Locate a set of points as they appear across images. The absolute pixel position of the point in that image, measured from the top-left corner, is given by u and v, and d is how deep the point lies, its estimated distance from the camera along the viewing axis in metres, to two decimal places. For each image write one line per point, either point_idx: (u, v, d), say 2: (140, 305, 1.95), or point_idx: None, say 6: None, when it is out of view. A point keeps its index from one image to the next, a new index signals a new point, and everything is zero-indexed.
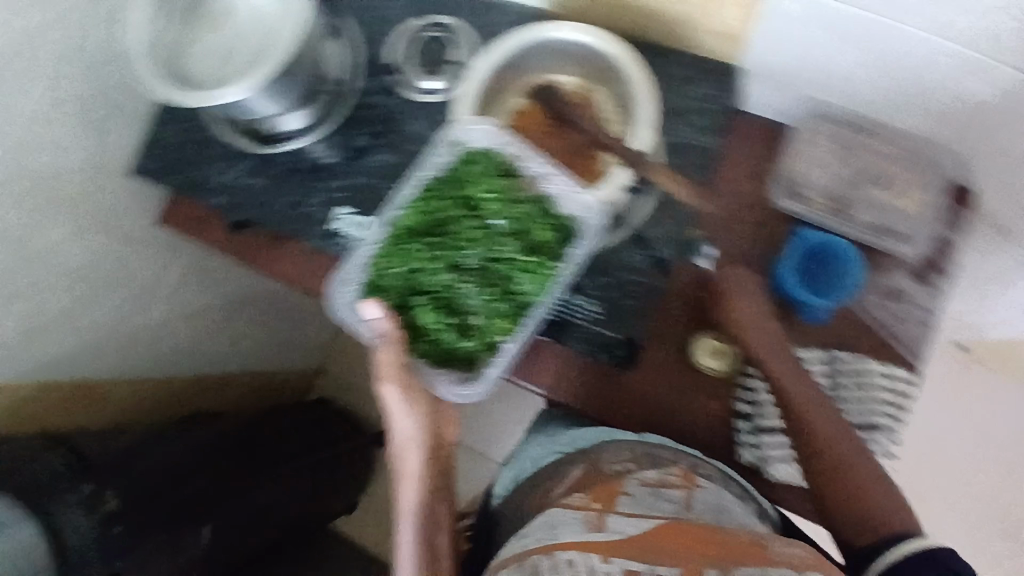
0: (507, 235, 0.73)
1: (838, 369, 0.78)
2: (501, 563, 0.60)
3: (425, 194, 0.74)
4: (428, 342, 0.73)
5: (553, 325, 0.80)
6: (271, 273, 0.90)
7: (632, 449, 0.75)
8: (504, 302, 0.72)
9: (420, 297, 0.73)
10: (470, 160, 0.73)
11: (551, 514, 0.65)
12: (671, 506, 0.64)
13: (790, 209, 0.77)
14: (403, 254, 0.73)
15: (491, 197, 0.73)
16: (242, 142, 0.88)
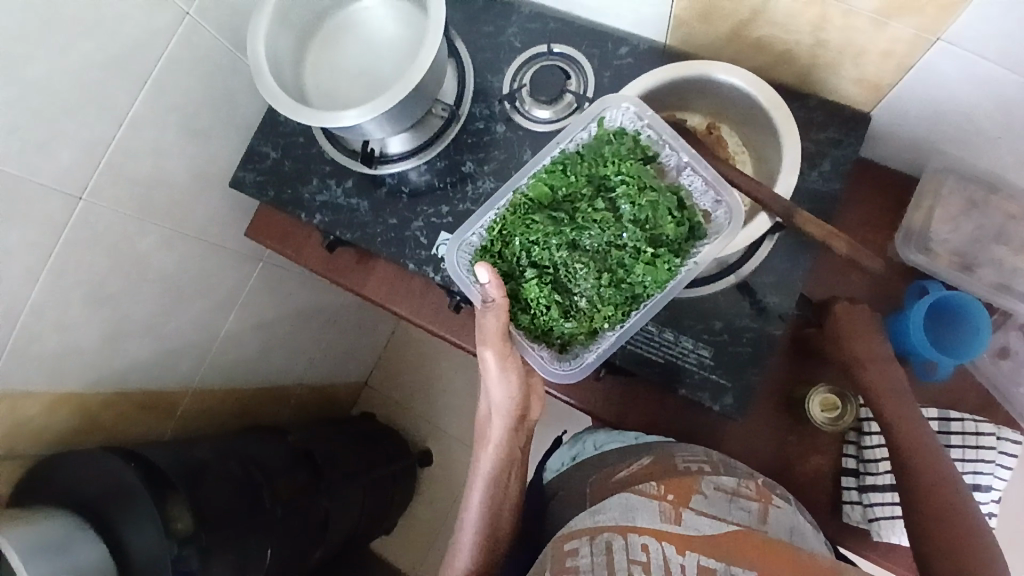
0: (634, 221, 0.70)
1: (953, 428, 0.75)
2: (574, 532, 0.64)
3: (560, 166, 0.72)
4: (530, 315, 0.71)
5: (660, 368, 0.78)
6: (366, 290, 0.93)
7: (706, 453, 0.75)
8: (614, 290, 0.70)
9: (531, 268, 0.71)
10: (612, 140, 0.72)
11: (624, 494, 0.67)
12: (746, 515, 0.65)
13: (914, 262, 0.76)
14: (525, 224, 0.71)
15: (626, 179, 0.70)
16: (343, 158, 0.88)
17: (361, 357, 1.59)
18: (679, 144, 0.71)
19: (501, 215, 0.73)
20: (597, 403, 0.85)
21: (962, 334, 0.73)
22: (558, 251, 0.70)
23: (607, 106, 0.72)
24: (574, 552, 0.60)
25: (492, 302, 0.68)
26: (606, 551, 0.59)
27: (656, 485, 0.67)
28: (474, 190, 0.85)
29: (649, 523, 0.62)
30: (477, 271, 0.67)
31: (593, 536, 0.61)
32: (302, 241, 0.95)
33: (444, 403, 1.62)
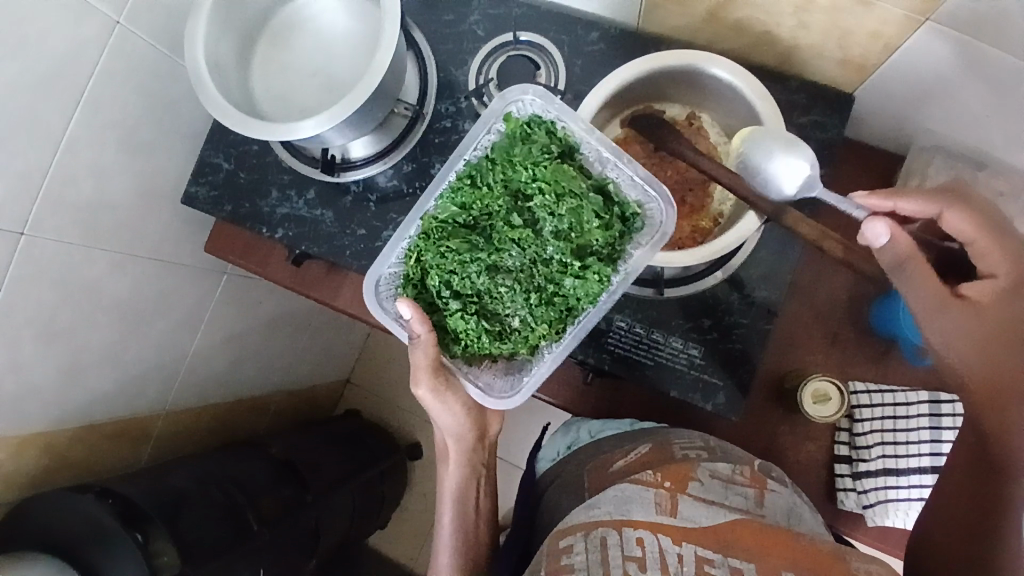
0: (557, 231, 0.64)
1: (944, 411, 0.74)
2: (570, 526, 0.59)
3: (467, 180, 0.66)
4: (462, 348, 0.68)
5: (651, 371, 0.77)
6: (339, 303, 0.89)
7: (703, 438, 0.72)
8: (547, 309, 0.65)
9: (455, 300, 0.66)
10: (525, 138, 0.66)
11: (621, 485, 0.63)
12: (743, 500, 0.61)
13: None
14: (439, 250, 0.66)
15: (545, 184, 0.64)
16: (306, 169, 0.83)
17: (339, 356, 1.55)
18: (596, 136, 0.66)
19: (413, 243, 0.68)
20: (590, 405, 0.83)
21: None
22: (479, 277, 0.65)
23: (507, 101, 0.67)
24: (569, 549, 0.56)
25: (417, 338, 0.65)
26: (601, 548, 0.54)
27: (651, 472, 0.64)
28: None
29: (644, 515, 0.57)
30: (398, 309, 0.65)
31: (587, 531, 0.57)
32: (266, 256, 0.90)
33: None
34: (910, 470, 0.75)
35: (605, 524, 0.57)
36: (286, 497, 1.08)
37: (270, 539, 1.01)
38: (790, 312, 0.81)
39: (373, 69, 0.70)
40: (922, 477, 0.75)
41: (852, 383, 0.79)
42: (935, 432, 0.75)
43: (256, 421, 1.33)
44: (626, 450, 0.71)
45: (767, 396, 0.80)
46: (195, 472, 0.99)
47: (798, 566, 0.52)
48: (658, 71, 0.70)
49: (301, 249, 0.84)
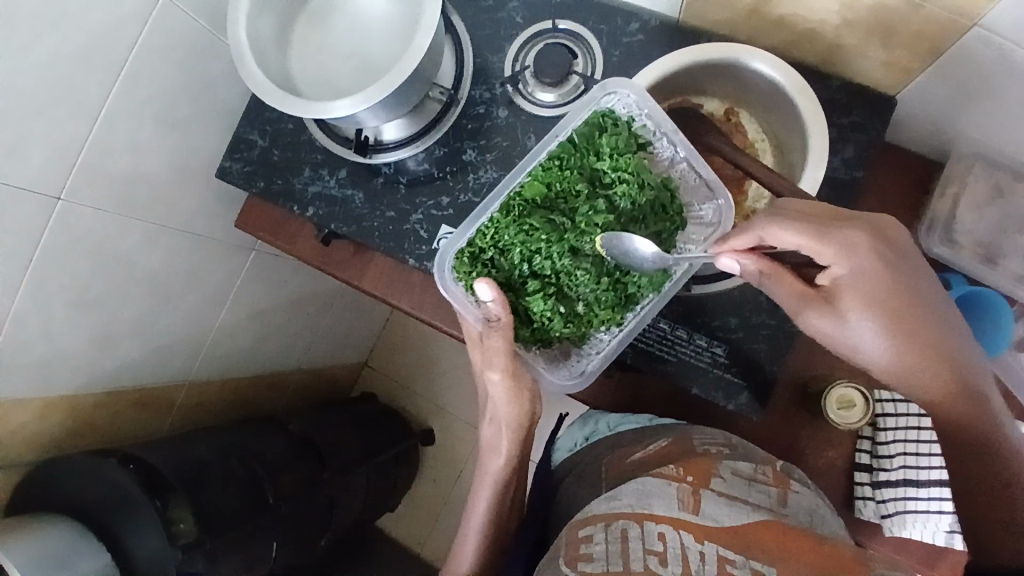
0: (633, 221, 0.66)
1: None
2: (590, 516, 0.60)
3: (551, 164, 0.67)
4: (530, 328, 0.68)
5: (674, 367, 0.77)
6: (365, 285, 0.89)
7: (725, 436, 0.71)
8: (614, 294, 0.67)
9: (532, 279, 0.67)
10: (606, 129, 0.67)
11: (641, 479, 0.62)
12: (766, 499, 0.61)
13: (937, 254, 0.75)
14: (521, 227, 0.66)
15: (625, 174, 0.66)
16: (338, 148, 0.84)
17: (359, 339, 1.57)
18: (677, 136, 0.67)
19: (491, 219, 0.67)
20: (609, 399, 0.83)
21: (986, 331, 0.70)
22: (559, 260, 0.65)
23: (603, 92, 0.68)
24: (588, 538, 0.56)
25: (497, 321, 0.65)
26: (621, 540, 0.54)
27: (672, 466, 0.64)
28: (475, 179, 0.81)
29: (666, 510, 0.57)
30: (478, 288, 0.64)
31: (607, 522, 0.57)
32: (295, 233, 0.91)
33: (445, 382, 1.60)
34: (932, 483, 0.72)
35: (626, 516, 0.57)
36: (304, 472, 1.10)
37: (288, 513, 1.03)
38: None
39: (412, 51, 0.70)
40: (944, 490, 0.72)
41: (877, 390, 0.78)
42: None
43: (275, 398, 1.35)
44: (646, 444, 0.71)
45: (790, 399, 0.80)
46: (214, 444, 1.00)
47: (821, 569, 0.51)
48: (699, 64, 0.69)
49: (331, 229, 0.85)
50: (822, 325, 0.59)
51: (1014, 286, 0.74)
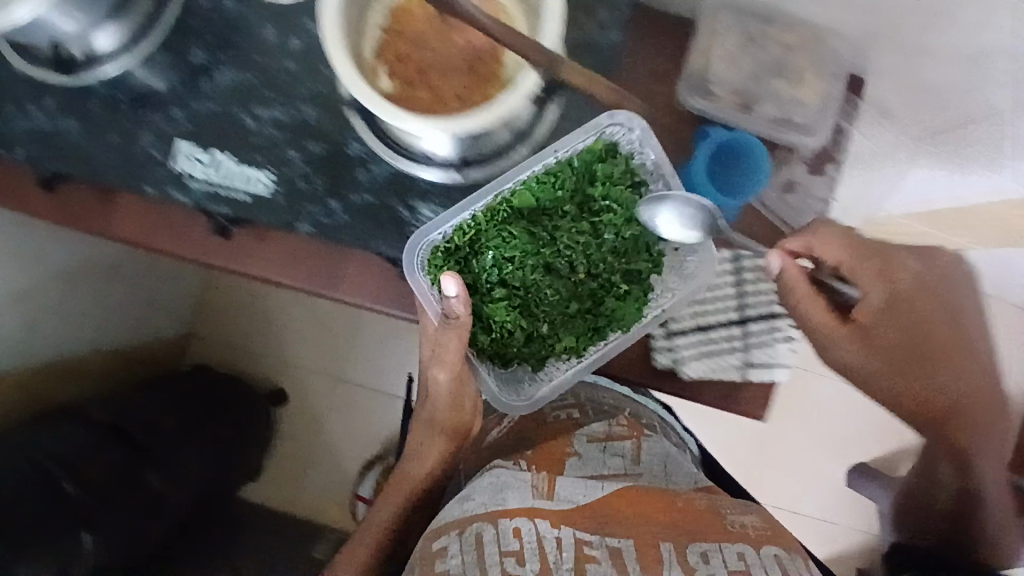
0: (613, 250, 0.71)
1: (744, 264, 0.80)
2: (445, 526, 0.69)
3: (548, 179, 0.70)
4: (488, 334, 0.71)
5: (469, 262, 0.70)
6: (110, 234, 0.75)
7: (574, 397, 0.94)
8: (581, 319, 0.72)
9: (499, 287, 0.70)
10: (607, 158, 0.70)
11: (493, 472, 0.75)
12: (619, 461, 0.81)
13: (696, 107, 0.78)
14: (498, 236, 0.69)
15: (615, 206, 0.71)
16: (43, 74, 0.71)
17: (173, 306, 1.40)
18: (676, 180, 0.70)
19: (475, 217, 0.69)
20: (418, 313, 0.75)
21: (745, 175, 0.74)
22: (531, 272, 0.70)
23: (602, 121, 0.69)
24: (442, 553, 0.64)
25: (455, 317, 0.66)
26: (475, 546, 0.63)
27: (524, 445, 0.84)
28: (211, 85, 0.70)
29: (519, 501, 0.68)
30: (443, 282, 0.65)
31: (461, 530, 0.66)
32: (10, 185, 0.75)
33: (288, 334, 1.50)
34: (717, 324, 0.80)
35: (485, 515, 0.67)
36: (109, 461, 1.09)
37: (89, 500, 1.04)
38: None
39: None
40: (729, 328, 0.81)
41: None
42: (737, 283, 0.80)
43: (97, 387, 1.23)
44: (502, 419, 0.92)
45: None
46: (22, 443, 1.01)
47: (665, 524, 0.66)
48: None
49: (52, 170, 0.72)
50: (852, 352, 0.75)
51: (774, 129, 0.78)
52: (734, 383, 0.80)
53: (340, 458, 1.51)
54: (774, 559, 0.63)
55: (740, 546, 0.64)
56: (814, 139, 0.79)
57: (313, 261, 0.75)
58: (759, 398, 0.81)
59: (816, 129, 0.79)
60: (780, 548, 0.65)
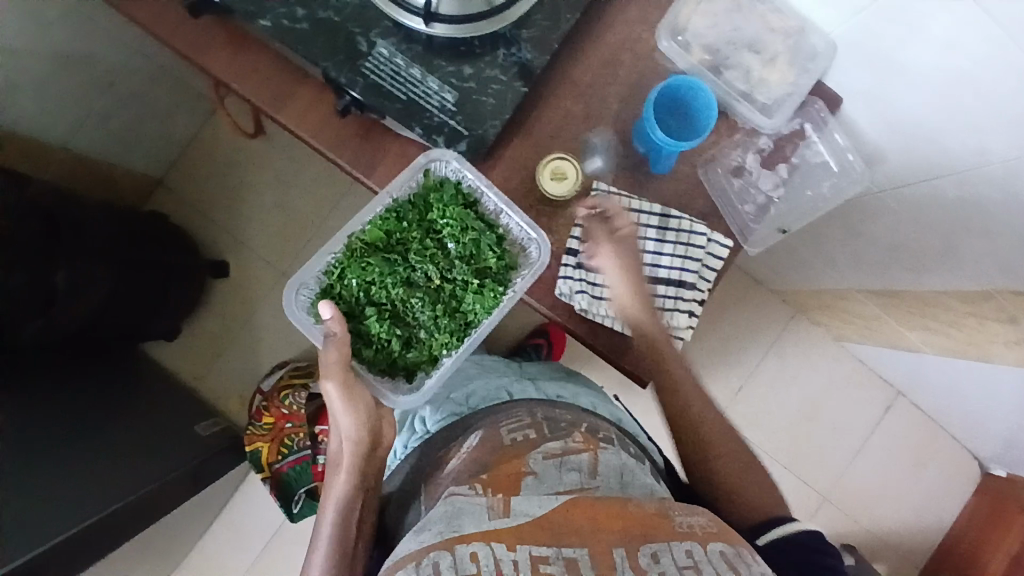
0: (460, 257, 0.75)
1: (670, 225, 0.81)
2: (398, 562, 0.52)
3: (389, 214, 0.74)
4: (373, 349, 0.73)
5: (399, 106, 0.74)
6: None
7: (529, 413, 0.73)
8: (451, 321, 0.74)
9: (369, 306, 0.74)
10: (435, 191, 0.75)
11: (449, 500, 0.59)
12: (576, 476, 0.62)
13: (668, 51, 0.83)
14: (365, 266, 0.73)
15: (450, 221, 0.75)
16: None
17: (157, 149, 1.45)
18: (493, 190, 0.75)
19: (336, 260, 0.74)
20: (340, 151, 0.81)
21: (699, 120, 0.80)
22: (394, 289, 0.74)
23: (427, 159, 0.73)
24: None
25: (334, 335, 0.69)
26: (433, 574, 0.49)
27: (480, 470, 0.64)
28: None
29: (476, 527, 0.54)
30: (320, 308, 0.69)
31: (415, 562, 0.50)
32: None
33: (250, 215, 1.53)
34: None
35: (442, 541, 0.52)
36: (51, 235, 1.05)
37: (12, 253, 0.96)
38: (553, 102, 0.81)
39: None
40: None
41: (595, 182, 0.81)
42: (659, 232, 0.81)
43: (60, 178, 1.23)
44: (459, 448, 0.71)
45: (514, 176, 0.80)
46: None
47: (628, 524, 0.55)
48: None
49: None
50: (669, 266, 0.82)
51: (733, 97, 0.84)
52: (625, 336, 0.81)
53: (257, 352, 1.51)
54: (721, 555, 0.53)
55: (688, 542, 0.54)
56: (771, 121, 0.84)
57: (270, 77, 0.80)
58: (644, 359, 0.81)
59: (773, 112, 0.84)
60: (725, 543, 0.56)
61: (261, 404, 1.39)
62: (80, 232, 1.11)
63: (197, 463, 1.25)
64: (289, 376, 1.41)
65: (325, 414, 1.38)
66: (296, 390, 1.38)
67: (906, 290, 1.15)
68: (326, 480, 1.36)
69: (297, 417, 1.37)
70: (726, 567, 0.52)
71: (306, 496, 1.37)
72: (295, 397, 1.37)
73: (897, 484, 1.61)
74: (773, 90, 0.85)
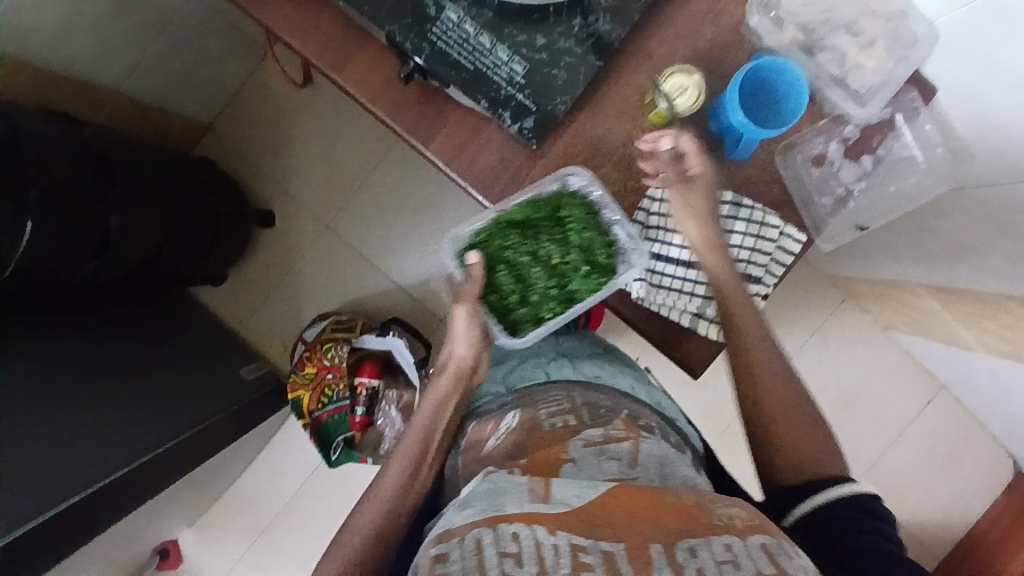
0: (580, 248, 0.78)
1: (739, 215, 0.77)
2: (441, 535, 0.52)
3: (530, 202, 0.77)
4: (496, 297, 0.77)
5: (466, 76, 0.70)
6: None
7: (569, 396, 0.71)
8: (561, 295, 0.77)
9: (500, 262, 0.78)
10: (570, 193, 0.78)
11: (490, 478, 0.57)
12: (616, 465, 0.60)
13: (758, 28, 0.77)
14: (504, 232, 0.78)
15: (577, 215, 0.77)
16: None
17: (206, 92, 1.43)
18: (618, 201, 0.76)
19: (481, 223, 0.79)
20: (398, 117, 0.78)
21: (785, 107, 0.74)
22: (523, 256, 0.78)
23: (564, 170, 0.76)
24: (444, 557, 0.48)
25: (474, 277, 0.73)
26: (477, 552, 0.47)
27: (517, 451, 0.64)
28: None
29: (518, 508, 0.51)
30: None
31: (461, 537, 0.50)
32: None
33: (296, 164, 1.51)
34: (690, 266, 0.79)
35: (482, 521, 0.51)
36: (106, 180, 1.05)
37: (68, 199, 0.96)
38: (625, 75, 0.77)
39: None
40: (700, 274, 0.79)
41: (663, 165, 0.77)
42: (727, 220, 0.77)
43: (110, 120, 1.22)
44: (493, 426, 0.70)
45: (576, 152, 0.77)
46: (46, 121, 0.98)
47: (671, 521, 0.51)
48: None
49: None
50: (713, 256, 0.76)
51: (826, 81, 0.77)
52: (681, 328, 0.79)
53: (299, 300, 1.53)
54: (763, 549, 0.49)
55: (727, 535, 0.50)
56: (863, 110, 0.78)
57: (327, 34, 0.77)
58: (698, 352, 0.80)
59: (867, 101, 0.78)
60: (768, 535, 0.52)
61: (304, 354, 1.42)
62: (131, 177, 1.11)
63: (240, 408, 1.29)
64: (332, 328, 1.43)
65: (364, 367, 1.42)
66: (339, 344, 1.40)
67: (969, 288, 1.03)
68: (363, 430, 1.40)
69: (338, 369, 1.39)
70: (767, 558, 0.48)
71: (344, 444, 1.40)
72: (337, 350, 1.40)
73: (930, 484, 1.51)
74: (871, 75, 0.78)
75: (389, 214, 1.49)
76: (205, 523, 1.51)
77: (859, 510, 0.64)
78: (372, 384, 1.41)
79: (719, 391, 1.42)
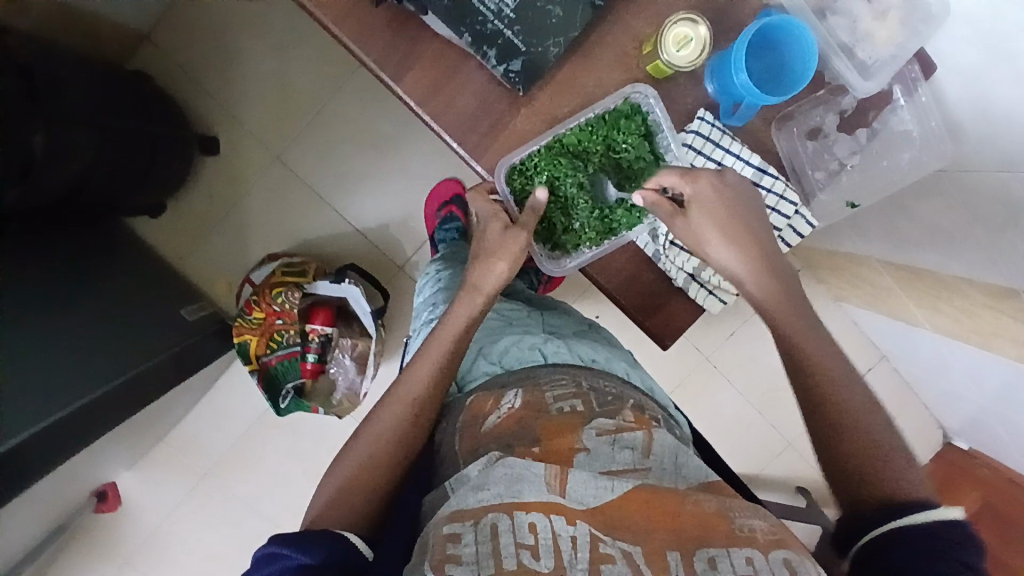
0: (629, 177, 0.75)
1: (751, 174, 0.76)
2: (456, 513, 0.52)
3: (588, 127, 0.74)
4: (543, 227, 0.77)
5: (448, 4, 0.66)
6: None
7: (575, 381, 0.68)
8: (605, 224, 0.76)
9: (549, 195, 0.76)
10: (628, 119, 0.73)
11: (506, 458, 0.56)
12: (630, 455, 0.58)
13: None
14: (557, 162, 0.74)
15: (631, 142, 0.74)
16: None
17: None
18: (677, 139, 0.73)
19: (535, 153, 0.74)
20: (376, 47, 0.72)
21: (789, 72, 0.72)
22: (572, 187, 0.75)
23: (631, 89, 0.73)
24: (456, 538, 0.50)
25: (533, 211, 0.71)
26: (492, 536, 0.49)
27: (528, 437, 0.59)
28: None
29: (536, 496, 0.52)
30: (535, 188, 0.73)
31: (476, 519, 0.51)
32: None
33: (246, 88, 1.38)
34: None
35: (499, 506, 0.51)
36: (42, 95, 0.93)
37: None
38: (624, 23, 0.73)
39: None
40: None
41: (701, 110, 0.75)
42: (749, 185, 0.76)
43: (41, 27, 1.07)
44: (497, 404, 0.65)
45: (564, 102, 0.74)
46: None
47: (689, 532, 0.50)
48: None
49: None
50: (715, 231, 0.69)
51: (834, 50, 0.76)
52: (669, 289, 0.78)
53: (247, 237, 1.42)
54: (784, 562, 0.49)
55: (749, 548, 0.50)
56: (866, 84, 0.76)
57: None
58: (675, 318, 0.79)
59: (871, 74, 0.76)
60: (790, 550, 0.50)
61: (251, 298, 1.32)
62: (64, 95, 0.99)
63: (189, 350, 1.22)
64: (282, 272, 1.34)
65: (316, 313, 1.35)
66: (290, 289, 1.32)
67: (925, 270, 0.96)
68: (314, 377, 1.36)
69: (289, 314, 1.32)
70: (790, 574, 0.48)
71: (294, 392, 1.34)
72: (289, 296, 1.31)
73: None
74: (880, 46, 0.76)
75: (354, 153, 1.39)
76: (144, 465, 1.44)
77: (939, 542, 0.52)
78: (325, 331, 1.35)
79: (677, 350, 1.42)
